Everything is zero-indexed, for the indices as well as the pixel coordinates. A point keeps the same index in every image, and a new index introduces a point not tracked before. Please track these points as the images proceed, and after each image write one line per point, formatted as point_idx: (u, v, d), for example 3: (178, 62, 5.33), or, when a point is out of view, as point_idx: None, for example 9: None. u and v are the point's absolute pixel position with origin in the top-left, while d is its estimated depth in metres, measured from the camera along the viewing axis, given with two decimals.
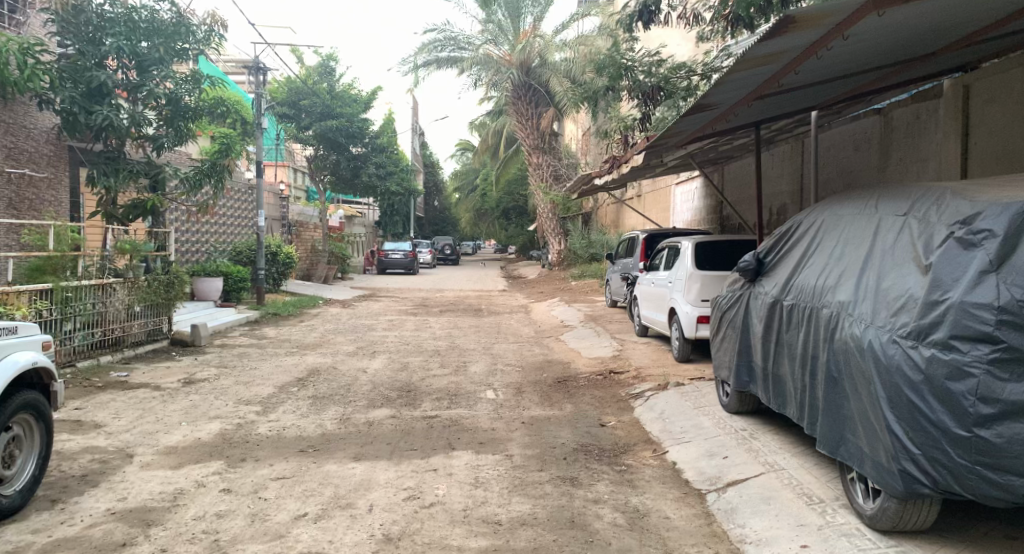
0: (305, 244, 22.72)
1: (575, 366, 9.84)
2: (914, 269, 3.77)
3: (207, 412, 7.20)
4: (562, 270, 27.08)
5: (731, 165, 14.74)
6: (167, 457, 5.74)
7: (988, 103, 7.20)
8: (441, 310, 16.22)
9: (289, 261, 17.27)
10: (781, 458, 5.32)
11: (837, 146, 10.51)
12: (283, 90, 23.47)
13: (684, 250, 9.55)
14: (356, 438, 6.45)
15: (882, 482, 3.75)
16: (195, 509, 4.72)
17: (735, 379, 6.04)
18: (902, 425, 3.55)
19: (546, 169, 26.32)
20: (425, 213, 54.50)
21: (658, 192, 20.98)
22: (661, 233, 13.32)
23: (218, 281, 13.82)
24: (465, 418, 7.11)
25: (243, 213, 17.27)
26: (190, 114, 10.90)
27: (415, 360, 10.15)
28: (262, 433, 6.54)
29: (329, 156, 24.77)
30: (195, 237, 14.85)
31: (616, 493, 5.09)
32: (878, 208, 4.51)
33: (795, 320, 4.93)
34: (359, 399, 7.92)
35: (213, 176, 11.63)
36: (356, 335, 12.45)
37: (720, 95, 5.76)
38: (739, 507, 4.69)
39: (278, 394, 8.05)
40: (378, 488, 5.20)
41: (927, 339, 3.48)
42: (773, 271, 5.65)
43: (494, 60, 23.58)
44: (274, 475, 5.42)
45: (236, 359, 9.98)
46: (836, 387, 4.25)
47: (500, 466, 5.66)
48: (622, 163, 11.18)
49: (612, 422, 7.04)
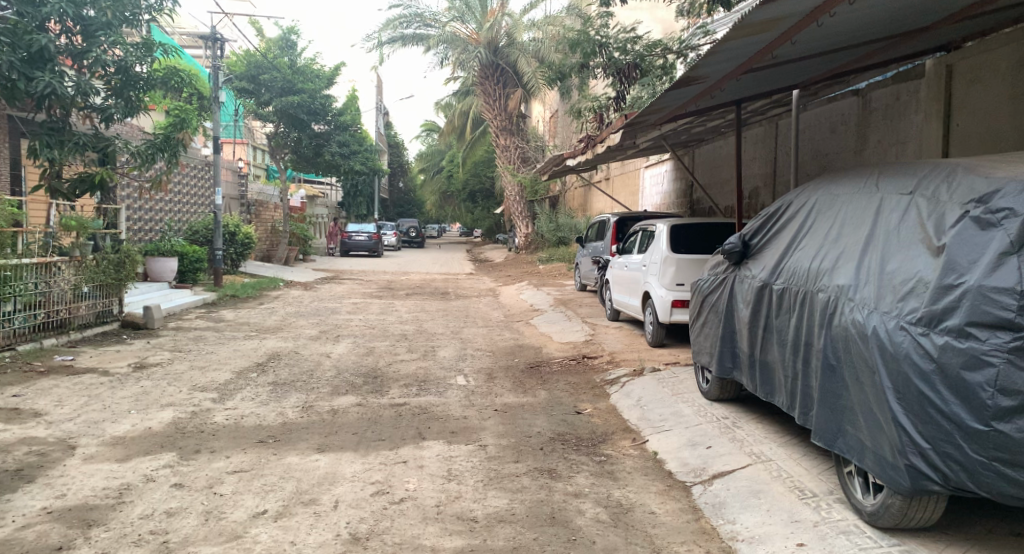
0: (265, 224, 22.03)
1: (547, 351, 9.57)
2: (924, 251, 3.55)
3: (160, 399, 6.75)
4: (530, 254, 26.83)
5: (702, 148, 14.57)
6: (113, 449, 5.31)
7: (972, 84, 7.05)
8: (407, 293, 15.81)
9: (247, 242, 16.70)
10: (767, 448, 5.11)
11: (813, 128, 10.35)
12: (242, 64, 22.60)
13: (658, 233, 9.32)
14: (321, 427, 6.08)
15: (886, 478, 3.54)
16: (143, 507, 4.33)
17: (717, 365, 5.81)
18: (910, 418, 3.34)
19: (513, 152, 26.05)
20: (390, 195, 53.72)
21: (627, 175, 20.78)
22: (632, 216, 13.09)
23: (172, 262, 13.20)
24: (435, 406, 6.79)
25: (199, 189, 16.55)
26: (141, 84, 10.31)
27: (381, 345, 9.77)
28: (219, 422, 6.14)
29: (290, 133, 24.01)
30: (149, 214, 14.14)
31: (597, 487, 4.82)
32: (879, 187, 4.28)
33: (786, 304, 4.70)
34: (323, 385, 7.54)
35: (167, 150, 11.01)
36: (319, 318, 12.01)
37: (710, 66, 5.51)
38: (728, 501, 4.46)
39: (236, 380, 7.62)
40: (344, 481, 4.85)
41: (940, 326, 3.27)
42: (760, 254, 5.41)
43: (461, 38, 23.13)
44: (230, 468, 5.03)
45: (192, 343, 9.49)
46: (833, 375, 4.02)
47: (474, 458, 5.35)
48: (597, 142, 10.88)
49: (587, 409, 6.77)
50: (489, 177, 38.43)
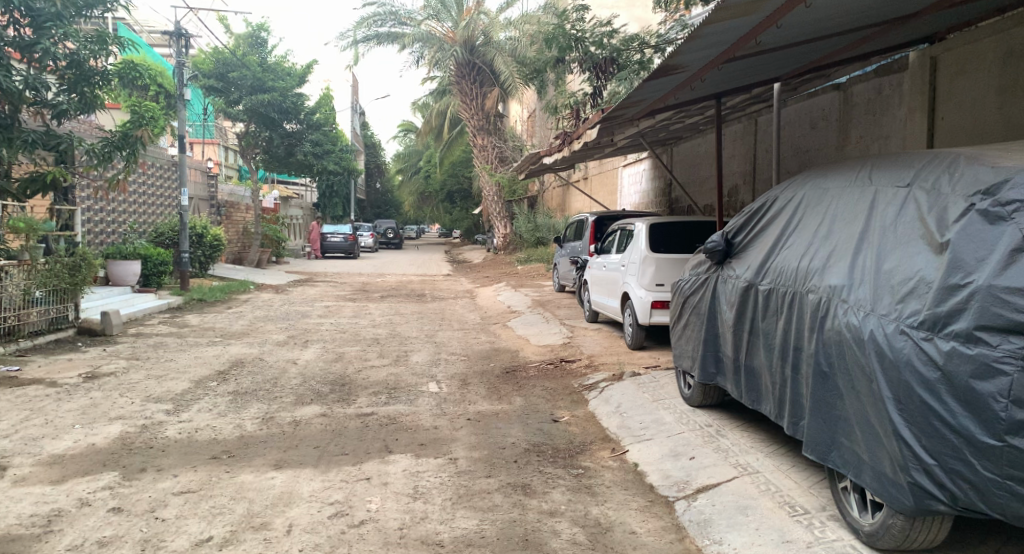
0: (235, 226, 21.50)
1: (524, 355, 9.23)
2: (925, 247, 3.26)
3: (108, 412, 6.32)
4: (508, 255, 26.53)
5: (680, 146, 14.34)
6: (48, 469, 4.89)
7: (957, 75, 6.79)
8: (382, 296, 15.40)
9: (216, 244, 16.22)
10: (754, 460, 4.81)
11: (793, 124, 10.12)
12: (209, 61, 21.79)
13: (637, 233, 9.00)
14: (280, 441, 5.69)
15: (887, 496, 3.24)
16: (73, 537, 3.94)
17: (700, 370, 5.51)
18: (912, 431, 3.06)
19: (491, 151, 25.72)
20: (367, 195, 53.19)
21: (605, 174, 20.53)
22: (609, 215, 12.81)
23: (135, 265, 12.70)
24: (404, 415, 6.42)
25: (165, 190, 16.01)
26: (95, 78, 9.78)
27: (350, 351, 9.37)
28: (170, 436, 5.74)
29: (261, 133, 23.45)
30: (110, 216, 13.55)
31: (574, 503, 4.49)
32: (872, 179, 3.99)
33: (772, 306, 4.41)
34: (287, 394, 7.13)
35: (125, 148, 10.49)
36: (288, 322, 11.58)
37: (690, 53, 5.21)
38: (714, 518, 4.14)
39: (194, 390, 7.19)
40: (300, 502, 4.48)
41: (944, 331, 2.98)
42: (744, 253, 5.10)
43: (436, 37, 22.74)
44: (177, 489, 4.64)
45: (150, 351, 9.03)
46: (825, 383, 3.72)
47: (442, 473, 4.99)
48: (573, 138, 10.56)
49: (564, 417, 6.44)
50: (467, 177, 38.05)
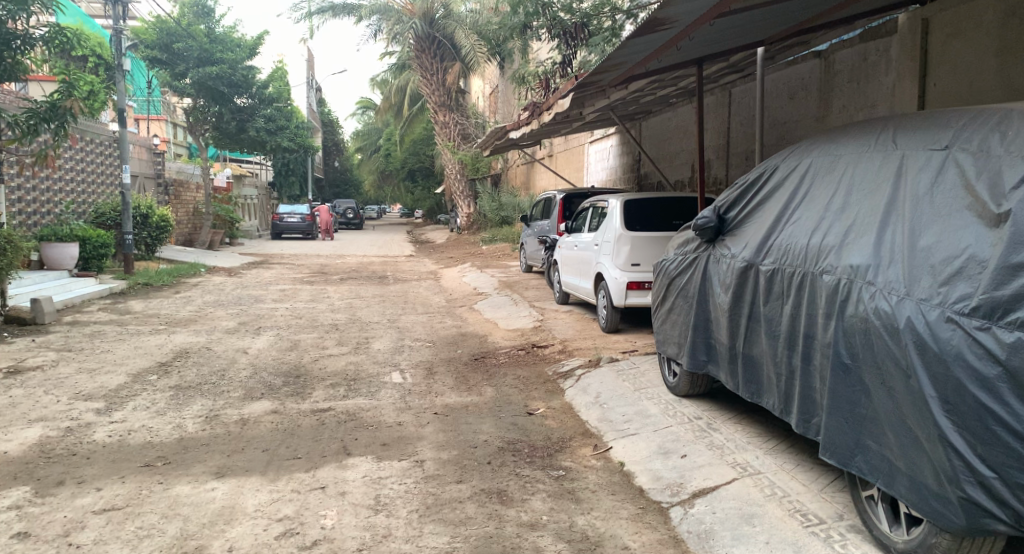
0: (184, 206, 20.45)
1: (493, 340, 8.69)
2: (974, 221, 2.80)
3: (28, 413, 5.62)
4: (472, 234, 25.85)
5: (650, 119, 13.87)
6: None
7: (952, 37, 6.32)
8: (341, 278, 14.66)
9: (163, 225, 15.31)
10: (752, 458, 4.36)
11: (770, 95, 9.67)
12: (152, 31, 20.66)
13: (610, 210, 8.48)
14: (224, 443, 5.06)
15: (930, 511, 2.79)
16: None
17: (689, 358, 5.03)
18: (963, 436, 2.60)
19: (453, 128, 24.97)
20: (325, 174, 51.81)
21: (571, 151, 20.03)
22: (578, 192, 12.28)
23: (72, 247, 11.84)
24: (365, 411, 5.83)
25: (105, 167, 15.02)
26: (16, 42, 8.92)
27: (307, 338, 8.72)
28: (98, 440, 5.07)
29: (211, 108, 22.35)
30: (43, 195, 12.60)
31: (556, 512, 3.98)
32: (897, 144, 3.53)
33: (778, 288, 3.92)
34: (235, 388, 6.48)
35: (54, 120, 9.54)
36: (239, 307, 10.85)
37: (682, 5, 4.68)
38: (716, 529, 3.67)
39: (131, 385, 6.50)
40: (244, 518, 3.89)
41: (1005, 319, 2.52)
42: (739, 230, 4.61)
43: (394, 9, 21.84)
44: (99, 506, 4.00)
45: (85, 341, 8.27)
46: (846, 378, 3.23)
47: (407, 479, 4.43)
48: (542, 110, 9.94)
49: (540, 409, 5.92)
50: (428, 155, 37.25)
